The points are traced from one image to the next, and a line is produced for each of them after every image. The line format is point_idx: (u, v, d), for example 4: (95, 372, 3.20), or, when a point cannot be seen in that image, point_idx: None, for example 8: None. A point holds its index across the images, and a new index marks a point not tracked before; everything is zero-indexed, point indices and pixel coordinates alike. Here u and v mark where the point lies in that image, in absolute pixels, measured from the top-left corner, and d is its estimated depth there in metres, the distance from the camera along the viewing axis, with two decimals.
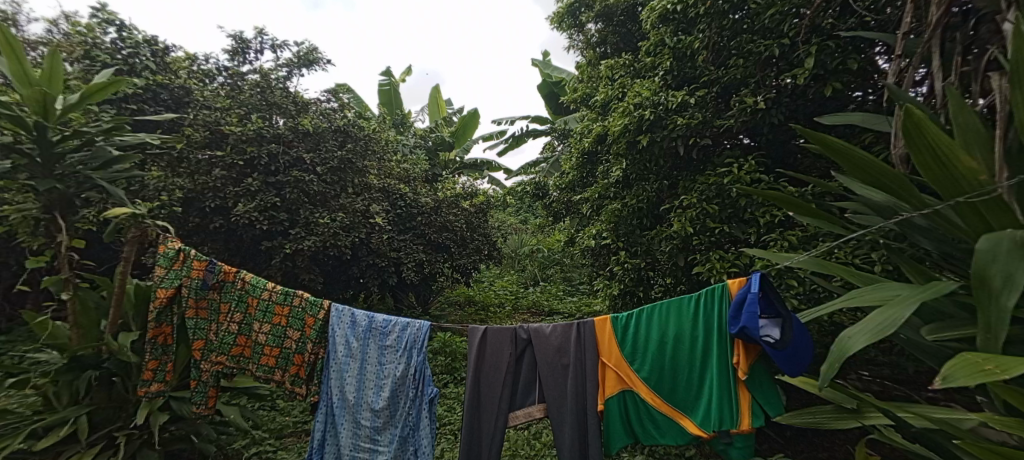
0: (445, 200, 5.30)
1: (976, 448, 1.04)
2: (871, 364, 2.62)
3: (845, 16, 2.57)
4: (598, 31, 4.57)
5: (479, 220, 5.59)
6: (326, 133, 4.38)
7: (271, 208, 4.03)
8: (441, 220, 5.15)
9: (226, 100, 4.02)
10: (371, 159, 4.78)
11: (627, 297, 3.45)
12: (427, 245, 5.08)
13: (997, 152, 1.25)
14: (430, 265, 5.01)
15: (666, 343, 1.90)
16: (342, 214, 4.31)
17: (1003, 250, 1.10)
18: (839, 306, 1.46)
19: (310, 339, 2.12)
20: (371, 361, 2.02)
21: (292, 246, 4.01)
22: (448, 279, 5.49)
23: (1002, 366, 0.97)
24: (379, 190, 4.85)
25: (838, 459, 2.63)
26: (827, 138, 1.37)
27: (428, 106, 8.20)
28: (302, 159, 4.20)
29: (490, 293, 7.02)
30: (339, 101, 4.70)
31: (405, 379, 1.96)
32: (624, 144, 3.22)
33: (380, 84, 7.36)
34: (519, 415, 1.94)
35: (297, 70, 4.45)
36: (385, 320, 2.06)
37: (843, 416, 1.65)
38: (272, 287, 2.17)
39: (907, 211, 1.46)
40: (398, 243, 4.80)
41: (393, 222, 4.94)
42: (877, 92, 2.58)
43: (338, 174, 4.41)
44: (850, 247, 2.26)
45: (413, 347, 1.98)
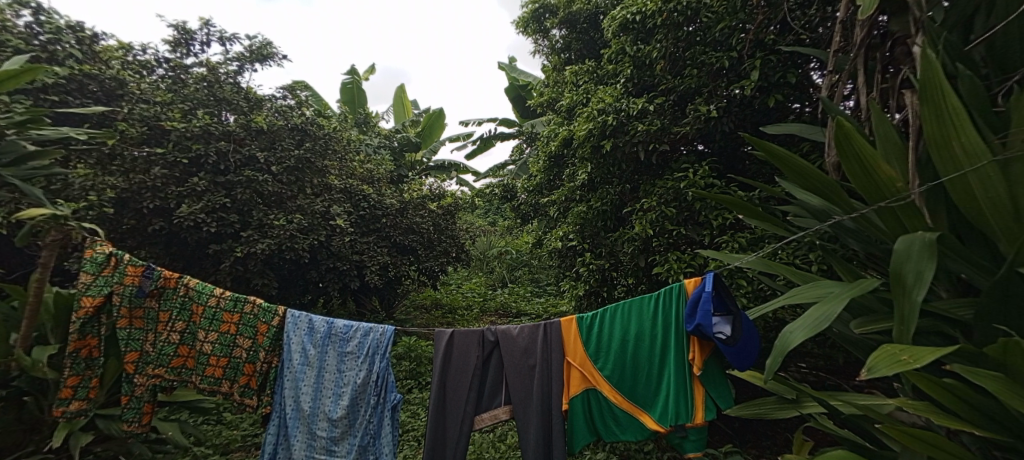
0: (411, 201, 5.30)
1: (893, 431, 1.12)
2: (810, 357, 2.80)
3: (786, 32, 2.75)
4: (562, 37, 4.68)
5: (446, 222, 5.59)
6: (282, 130, 4.32)
7: (219, 208, 3.89)
8: (407, 222, 5.13)
9: (167, 94, 3.89)
10: (332, 158, 4.73)
11: (591, 297, 3.53)
12: (392, 247, 5.05)
13: (910, 162, 1.39)
14: (394, 268, 4.97)
15: (627, 342, 1.98)
16: (300, 216, 4.22)
17: (916, 250, 1.21)
18: (782, 303, 1.58)
19: (263, 347, 2.09)
20: (330, 368, 2.02)
21: (244, 249, 3.87)
22: (414, 282, 5.46)
23: (915, 355, 1.08)
24: (341, 190, 4.80)
25: (782, 447, 2.80)
26: (771, 145, 1.48)
27: (393, 107, 8.14)
28: (255, 157, 4.10)
29: (456, 296, 7.01)
30: (297, 98, 4.60)
31: (367, 385, 1.97)
32: (589, 148, 3.33)
33: (342, 82, 7.24)
34: (485, 418, 1.97)
35: (249, 65, 4.35)
36: (346, 325, 2.07)
37: (784, 406, 1.75)
38: (220, 293, 2.12)
39: (838, 214, 1.58)
40: (361, 246, 4.74)
41: (356, 224, 4.88)
42: (813, 105, 2.78)
43: (295, 173, 4.34)
44: (792, 248, 2.41)
45: (375, 353, 2.00)
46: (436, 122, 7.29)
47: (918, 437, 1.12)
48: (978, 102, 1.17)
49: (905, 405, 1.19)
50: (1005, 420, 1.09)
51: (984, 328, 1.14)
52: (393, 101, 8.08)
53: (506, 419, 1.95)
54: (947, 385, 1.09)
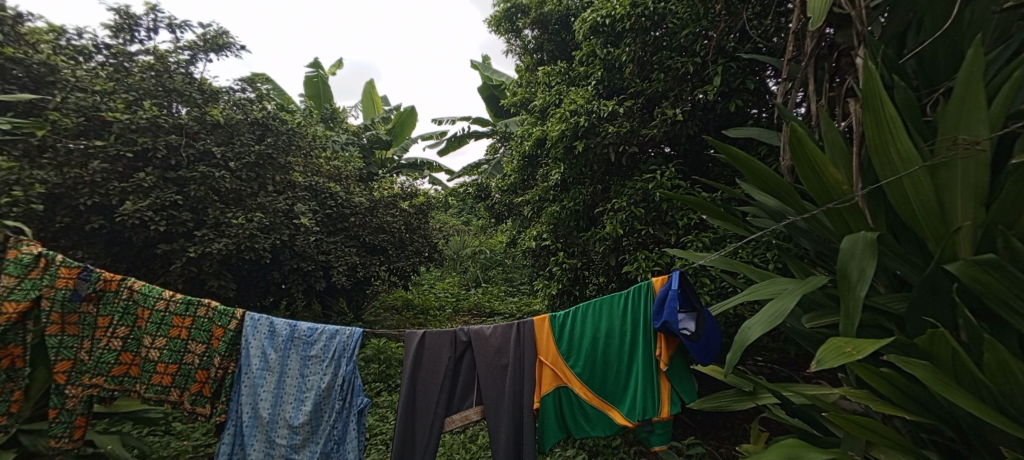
0: (381, 200, 5.26)
1: (838, 418, 1.19)
2: (764, 350, 2.94)
3: (745, 40, 2.86)
4: (534, 37, 4.72)
5: (418, 221, 5.56)
6: (241, 124, 4.19)
7: (169, 206, 3.67)
8: (377, 221, 5.08)
9: (108, 83, 3.59)
10: (296, 154, 4.65)
11: (564, 296, 3.59)
12: (361, 247, 4.97)
13: (855, 167, 1.49)
14: (363, 269, 4.89)
15: (598, 339, 2.03)
16: (262, 214, 4.11)
17: (859, 249, 1.29)
18: (741, 300, 1.66)
19: (218, 352, 2.05)
20: (293, 373, 2.00)
21: (198, 249, 3.70)
22: (384, 282, 5.39)
23: (857, 347, 1.15)
24: (305, 188, 4.70)
25: (739, 436, 2.93)
26: (730, 148, 1.56)
27: (362, 102, 8.01)
28: (211, 151, 3.91)
29: (428, 296, 6.97)
30: (258, 91, 4.48)
31: (331, 390, 1.96)
32: (562, 148, 3.39)
33: (306, 75, 7.09)
34: (455, 419, 1.98)
35: (203, 54, 4.20)
36: (310, 328, 2.05)
37: (741, 398, 1.83)
38: (169, 296, 2.07)
39: (792, 215, 1.67)
40: (327, 246, 4.66)
41: (322, 223, 4.78)
42: (770, 110, 2.91)
43: (256, 170, 4.23)
44: (750, 247, 2.52)
45: (342, 356, 1.98)
46: (406, 121, 7.23)
47: (864, 426, 1.19)
48: (912, 113, 1.26)
49: (849, 393, 1.27)
50: (932, 405, 1.18)
51: (916, 320, 1.23)
52: (362, 97, 7.96)
53: (477, 419, 1.97)
54: (886, 375, 1.16)
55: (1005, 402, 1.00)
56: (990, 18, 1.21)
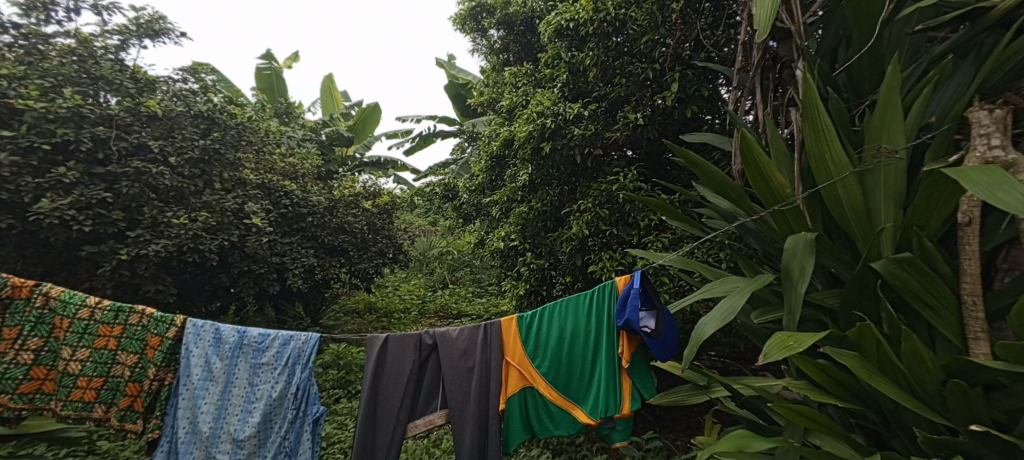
0: (341, 199, 4.98)
1: (782, 408, 1.25)
2: (718, 345, 3.09)
3: (700, 48, 2.98)
4: (500, 38, 4.75)
5: (381, 222, 5.27)
6: (182, 117, 3.86)
7: (97, 204, 3.32)
8: (337, 221, 4.86)
9: (17, 66, 3.22)
10: (246, 149, 4.39)
11: (532, 296, 3.63)
12: (320, 248, 4.75)
13: (797, 172, 1.58)
14: (322, 271, 4.67)
15: (564, 338, 2.06)
16: (208, 213, 3.81)
17: (800, 249, 1.38)
18: (696, 298, 1.73)
19: (153, 363, 1.96)
20: (240, 383, 1.92)
21: (131, 251, 3.39)
22: (345, 285, 5.17)
23: (799, 340, 1.22)
24: (256, 186, 4.41)
25: (694, 429, 3.06)
26: (687, 152, 1.64)
27: (321, 98, 7.83)
28: (146, 145, 3.59)
29: (392, 299, 6.89)
30: (202, 83, 4.16)
31: (283, 399, 1.88)
32: (529, 149, 3.42)
33: (259, 68, 6.83)
34: (419, 423, 1.95)
35: (135, 40, 3.78)
36: (260, 334, 1.98)
37: (697, 393, 1.89)
38: (94, 303, 1.98)
39: (743, 216, 1.76)
40: (282, 247, 4.40)
41: (275, 224, 4.48)
42: (722, 117, 3.06)
43: (200, 166, 3.90)
44: (706, 247, 2.63)
45: (297, 363, 1.91)
46: (370, 117, 7.10)
47: (805, 415, 1.27)
48: (843, 123, 1.36)
49: (791, 384, 1.34)
50: (861, 394, 1.27)
51: (848, 315, 1.32)
52: (321, 92, 7.79)
53: (441, 424, 1.94)
54: (822, 366, 1.24)
55: (918, 388, 1.10)
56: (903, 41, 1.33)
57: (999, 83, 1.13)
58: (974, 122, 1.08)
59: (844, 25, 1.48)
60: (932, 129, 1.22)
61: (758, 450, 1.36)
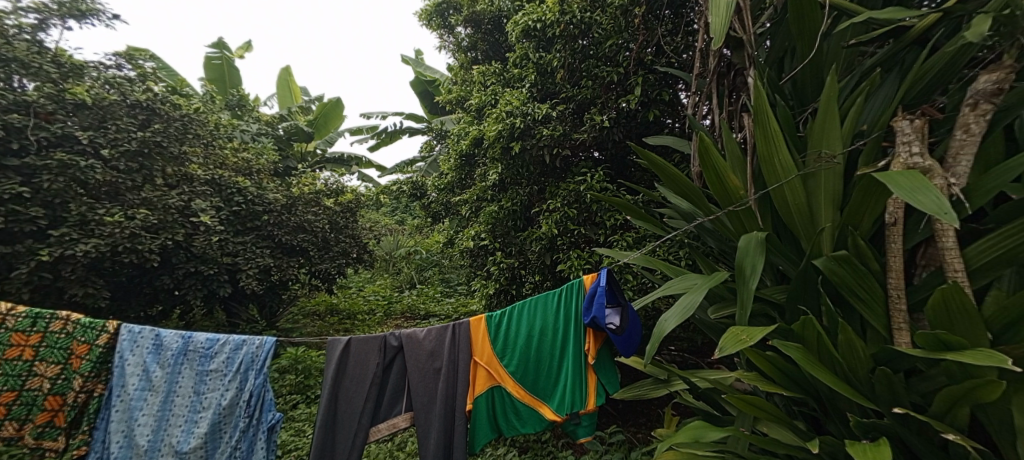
0: (302, 196, 4.82)
1: (735, 399, 1.31)
2: (678, 341, 3.21)
3: (662, 54, 3.08)
4: (467, 36, 4.74)
5: (345, 220, 5.15)
6: (116, 106, 3.51)
7: (12, 199, 3.00)
8: (296, 219, 4.63)
9: None
10: (193, 143, 4.11)
11: (501, 295, 3.63)
12: (277, 248, 4.50)
13: (752, 174, 1.66)
14: (278, 272, 4.43)
15: (533, 337, 2.07)
16: (150, 211, 3.51)
17: (752, 248, 1.44)
18: (657, 295, 1.79)
19: (79, 373, 1.88)
20: (184, 391, 1.85)
21: (54, 252, 3.04)
22: (306, 287, 4.98)
23: (750, 334, 1.28)
24: (205, 183, 4.12)
25: (655, 422, 3.16)
26: (650, 153, 1.70)
27: (279, 91, 7.58)
28: (74, 136, 3.21)
29: (355, 300, 6.78)
30: (140, 70, 3.82)
31: (234, 407, 1.79)
32: (499, 149, 3.42)
33: (208, 57, 6.45)
34: (382, 428, 1.93)
35: (59, 20, 3.39)
36: (209, 339, 1.88)
37: (657, 387, 1.95)
38: (13, 312, 1.93)
39: (701, 216, 1.83)
40: (234, 247, 4.11)
41: (225, 222, 4.19)
42: (682, 121, 3.19)
43: (139, 159, 3.59)
44: (667, 246, 2.72)
45: (250, 368, 1.81)
46: (332, 111, 6.91)
47: (754, 405, 1.33)
48: (789, 128, 1.44)
49: (743, 376, 1.40)
50: (804, 383, 1.34)
51: (793, 309, 1.40)
52: (278, 85, 7.56)
53: (405, 427, 1.92)
54: (771, 358, 1.31)
55: (851, 375, 1.19)
56: (840, 52, 1.43)
57: (920, 95, 1.24)
58: (898, 130, 1.17)
59: (789, 36, 1.58)
60: (864, 136, 1.32)
61: (711, 439, 1.41)
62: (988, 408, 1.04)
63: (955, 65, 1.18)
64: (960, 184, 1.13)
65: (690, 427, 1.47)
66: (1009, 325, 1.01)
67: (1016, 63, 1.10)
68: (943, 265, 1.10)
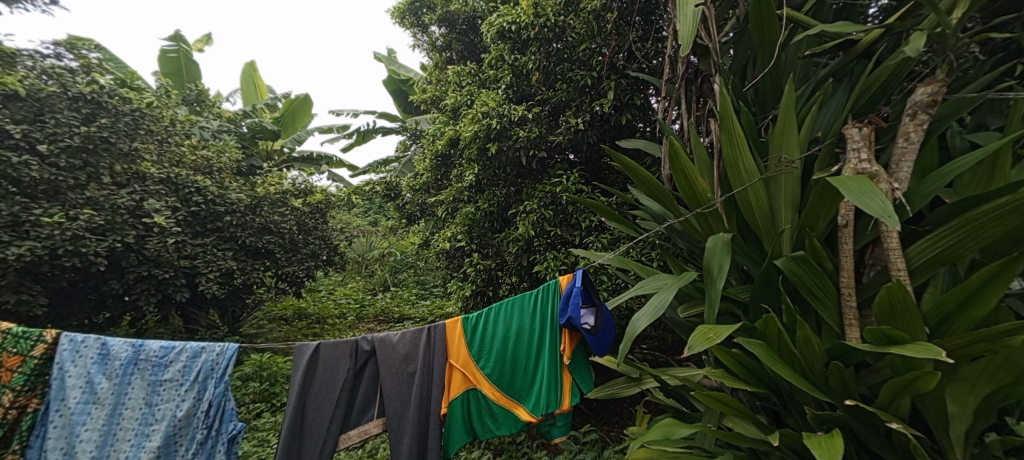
0: (268, 197, 4.57)
1: (703, 396, 1.35)
2: (650, 339, 3.29)
3: (633, 59, 3.15)
4: (441, 35, 4.72)
5: (314, 221, 5.00)
6: (55, 98, 3.22)
7: None
8: (260, 220, 4.44)
9: None
10: (146, 139, 3.81)
11: (478, 297, 3.63)
12: (239, 251, 4.32)
13: (719, 178, 1.72)
14: (242, 275, 4.26)
15: (509, 338, 2.08)
16: (96, 211, 3.27)
17: (718, 249, 1.49)
18: (630, 295, 1.83)
19: (13, 387, 1.76)
20: (134, 403, 1.79)
21: None
22: (271, 290, 4.81)
23: (717, 331, 1.32)
24: (159, 182, 3.84)
25: (627, 419, 3.23)
26: (623, 156, 1.74)
27: (244, 87, 7.38)
28: (5, 130, 2.98)
29: (325, 304, 6.64)
30: (84, 60, 3.49)
31: (191, 419, 1.74)
32: (475, 149, 3.41)
33: (163, 51, 6.00)
34: (353, 434, 1.91)
35: None
36: (162, 348, 1.82)
37: (630, 385, 1.98)
38: None
39: (671, 218, 1.88)
40: (191, 249, 3.90)
41: (184, 224, 3.97)
42: (652, 125, 3.28)
43: (83, 155, 3.34)
44: (639, 247, 2.78)
45: (209, 377, 1.77)
46: (299, 108, 6.80)
47: (722, 401, 1.37)
48: (752, 134, 1.50)
49: (711, 373, 1.45)
50: (765, 378, 1.39)
51: (756, 307, 1.45)
52: (242, 81, 7.38)
53: (376, 433, 1.91)
54: (736, 355, 1.35)
55: (808, 370, 1.24)
56: (797, 62, 1.51)
57: (866, 104, 1.32)
58: (848, 137, 1.23)
59: (751, 45, 1.66)
60: (819, 142, 1.38)
61: (684, 436, 1.42)
62: (926, 397, 1.11)
63: (895, 77, 1.26)
64: (902, 188, 1.20)
65: (666, 424, 1.47)
66: (943, 321, 1.08)
67: (949, 77, 1.19)
68: (888, 265, 1.17)
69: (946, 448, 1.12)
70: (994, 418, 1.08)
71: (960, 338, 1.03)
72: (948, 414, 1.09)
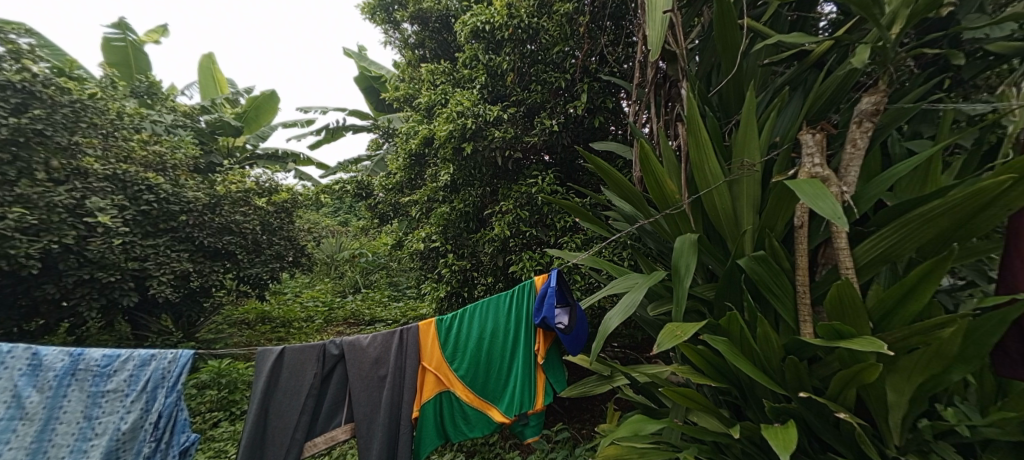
0: (228, 195, 4.44)
1: (671, 392, 1.40)
2: (622, 338, 3.35)
3: (605, 63, 3.22)
4: (414, 33, 4.68)
5: (279, 221, 4.89)
6: None
7: None
8: (220, 220, 4.30)
9: None
10: (88, 131, 3.62)
11: (453, 298, 3.61)
12: (198, 253, 4.18)
13: (687, 180, 1.77)
14: (199, 278, 4.13)
15: (484, 338, 2.09)
16: (27, 210, 3.09)
17: (685, 249, 1.54)
18: (602, 294, 1.86)
19: None
20: (70, 416, 1.65)
21: None
22: (232, 293, 4.67)
23: (684, 329, 1.35)
24: (103, 178, 3.66)
25: (598, 417, 3.28)
26: (598, 159, 1.77)
27: (201, 80, 7.13)
28: None
29: (291, 308, 6.49)
30: (12, 45, 3.10)
31: (137, 431, 1.65)
32: (451, 149, 3.39)
33: (107, 38, 5.70)
34: (318, 442, 1.88)
35: None
36: (105, 356, 1.71)
37: (602, 383, 2.01)
38: None
39: (642, 219, 1.93)
40: (142, 251, 3.74)
41: (132, 225, 3.78)
42: (624, 128, 3.35)
43: (13, 148, 3.13)
44: (612, 247, 2.84)
45: (159, 387, 1.69)
46: (264, 105, 6.65)
47: (687, 397, 1.42)
48: (717, 138, 1.55)
49: (678, 369, 1.49)
50: (727, 373, 1.45)
51: (720, 305, 1.51)
52: (199, 74, 7.13)
53: (344, 440, 1.88)
54: (702, 352, 1.39)
55: (766, 364, 1.30)
56: (757, 70, 1.57)
57: (819, 112, 1.39)
58: (803, 143, 1.29)
59: (715, 52, 1.72)
60: (777, 147, 1.45)
61: (651, 431, 1.47)
62: (869, 388, 1.18)
63: (844, 87, 1.33)
64: (850, 191, 1.28)
65: (634, 420, 1.52)
66: (884, 316, 1.15)
67: (890, 88, 1.27)
68: (837, 264, 1.23)
69: (885, 435, 1.19)
70: (925, 406, 1.16)
71: (898, 332, 1.11)
72: (887, 403, 1.17)
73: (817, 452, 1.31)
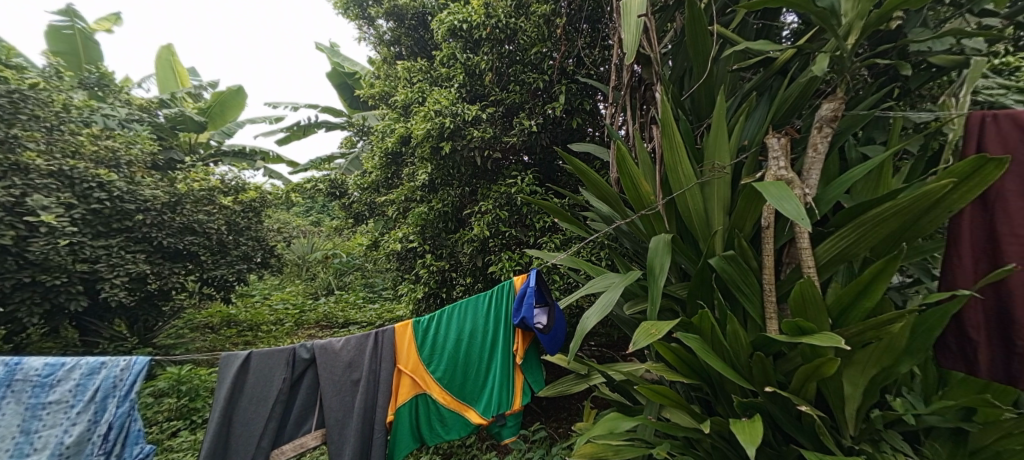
0: (190, 194, 4.32)
1: (646, 390, 1.42)
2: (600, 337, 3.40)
3: (581, 65, 3.26)
4: (390, 29, 4.63)
5: (246, 220, 4.78)
6: None
7: None
8: (181, 220, 4.19)
9: None
10: (30, 125, 3.45)
11: (430, 299, 3.59)
12: (156, 254, 4.07)
13: (662, 182, 1.81)
14: (157, 280, 4.04)
15: (462, 340, 2.09)
16: None
17: (660, 249, 1.57)
18: (580, 293, 1.88)
19: None
20: (7, 430, 1.60)
21: None
22: (194, 296, 4.55)
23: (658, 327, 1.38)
24: (49, 174, 3.46)
25: (575, 416, 3.31)
26: (576, 160, 1.79)
27: (160, 73, 6.88)
28: None
29: (259, 311, 6.35)
30: None
31: (83, 444, 1.59)
32: (428, 148, 3.36)
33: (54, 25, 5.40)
34: (287, 449, 1.85)
35: None
36: (48, 365, 1.65)
37: (579, 381, 2.04)
38: None
39: (619, 219, 1.96)
40: (92, 252, 3.61)
41: (83, 224, 3.62)
42: (601, 129, 3.39)
43: None
44: (591, 247, 2.88)
45: (109, 397, 1.63)
46: (229, 101, 6.47)
47: (662, 394, 1.45)
48: (689, 140, 1.59)
49: (653, 367, 1.52)
50: (698, 369, 1.48)
51: (692, 304, 1.55)
52: (159, 66, 6.88)
53: (314, 446, 1.85)
54: (675, 349, 1.43)
55: (734, 360, 1.34)
56: (726, 75, 1.63)
57: (783, 117, 1.44)
58: (769, 147, 1.34)
59: (688, 57, 1.77)
60: (746, 150, 1.50)
61: (626, 428, 1.49)
62: (828, 382, 1.23)
63: (805, 94, 1.39)
64: (812, 193, 1.33)
65: (609, 417, 1.54)
66: (843, 311, 1.20)
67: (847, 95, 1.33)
68: (801, 262, 1.28)
69: (841, 426, 1.25)
70: (876, 397, 1.22)
71: (855, 327, 1.16)
72: (843, 395, 1.22)
73: (780, 446, 1.36)
